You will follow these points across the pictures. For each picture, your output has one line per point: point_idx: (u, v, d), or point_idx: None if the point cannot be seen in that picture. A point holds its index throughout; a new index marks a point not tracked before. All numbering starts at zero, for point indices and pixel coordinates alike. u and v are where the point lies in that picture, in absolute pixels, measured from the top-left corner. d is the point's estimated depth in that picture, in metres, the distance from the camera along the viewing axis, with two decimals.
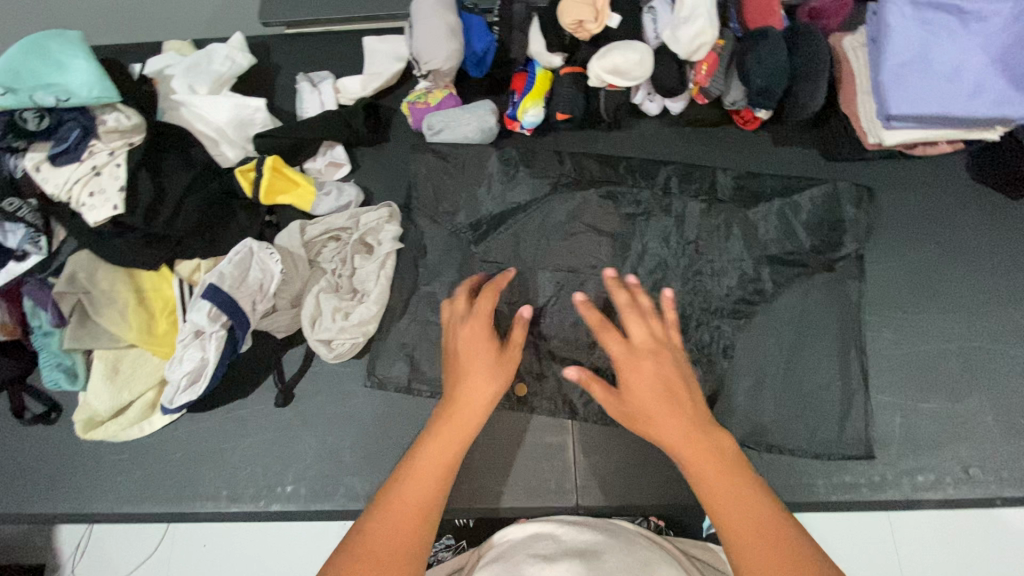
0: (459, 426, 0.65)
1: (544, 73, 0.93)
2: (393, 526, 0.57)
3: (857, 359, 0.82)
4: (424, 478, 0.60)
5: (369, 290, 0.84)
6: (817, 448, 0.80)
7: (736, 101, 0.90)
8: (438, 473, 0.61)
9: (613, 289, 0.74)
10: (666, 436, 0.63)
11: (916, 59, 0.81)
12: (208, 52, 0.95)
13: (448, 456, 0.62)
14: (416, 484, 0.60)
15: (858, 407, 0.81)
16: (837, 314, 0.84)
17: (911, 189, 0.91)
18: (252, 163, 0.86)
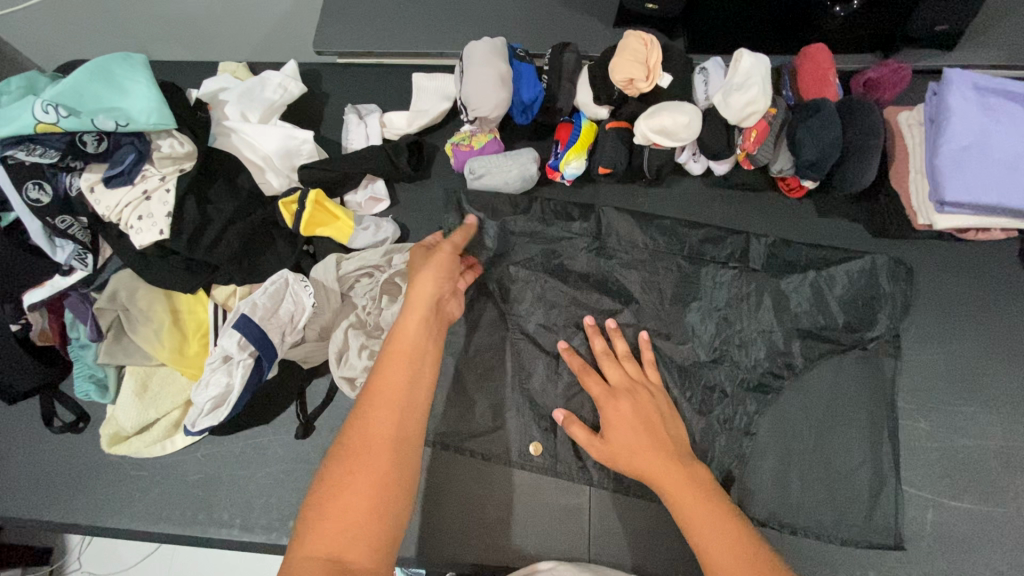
0: (414, 331, 0.70)
1: (589, 124, 0.93)
2: (372, 432, 0.61)
3: (890, 443, 0.80)
4: (394, 374, 0.66)
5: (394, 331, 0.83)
6: (843, 536, 0.78)
7: (783, 169, 0.88)
8: (405, 365, 0.66)
9: (590, 335, 0.83)
10: (649, 468, 0.69)
11: (975, 146, 0.80)
12: (263, 79, 0.97)
13: (408, 354, 0.68)
14: (386, 389, 0.64)
15: (889, 496, 0.78)
16: (870, 396, 0.82)
17: (959, 274, 0.88)
18: (295, 196, 0.87)
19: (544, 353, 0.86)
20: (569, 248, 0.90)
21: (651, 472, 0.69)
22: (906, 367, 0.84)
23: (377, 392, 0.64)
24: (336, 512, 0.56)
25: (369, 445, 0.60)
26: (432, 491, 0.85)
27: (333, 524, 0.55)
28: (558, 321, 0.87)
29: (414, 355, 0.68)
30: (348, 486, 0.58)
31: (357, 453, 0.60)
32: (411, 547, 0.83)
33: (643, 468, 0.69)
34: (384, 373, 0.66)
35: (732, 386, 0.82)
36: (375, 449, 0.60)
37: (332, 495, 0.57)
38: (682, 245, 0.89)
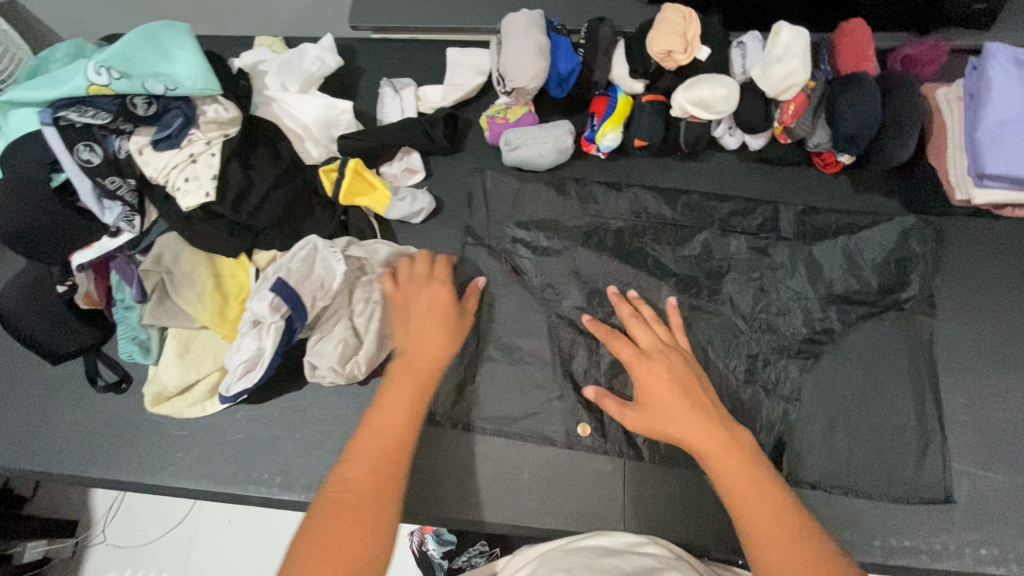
0: (412, 379, 0.75)
1: (624, 98, 0.93)
2: (374, 480, 0.67)
3: (932, 400, 0.80)
4: (393, 426, 0.71)
5: None
6: (896, 492, 0.78)
7: (820, 143, 0.88)
8: (408, 422, 0.72)
9: (617, 303, 0.83)
10: (683, 430, 0.70)
11: (1016, 119, 0.79)
12: (301, 52, 0.98)
13: (413, 406, 0.73)
14: (378, 436, 0.70)
15: (935, 450, 0.78)
16: (910, 356, 0.82)
17: (996, 250, 0.88)
18: (336, 163, 0.89)
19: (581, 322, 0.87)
20: (605, 220, 0.91)
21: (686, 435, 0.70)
22: (941, 332, 0.84)
23: (380, 438, 0.70)
24: (341, 554, 0.61)
25: (360, 493, 0.65)
26: (467, 455, 0.85)
27: (335, 560, 0.60)
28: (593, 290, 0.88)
29: (416, 404, 0.73)
30: (355, 521, 0.63)
31: (349, 497, 0.65)
32: (445, 512, 0.83)
33: (678, 430, 0.70)
34: (378, 425, 0.71)
35: (768, 354, 0.83)
36: (376, 494, 0.66)
37: (336, 538, 0.62)
38: (716, 218, 0.90)
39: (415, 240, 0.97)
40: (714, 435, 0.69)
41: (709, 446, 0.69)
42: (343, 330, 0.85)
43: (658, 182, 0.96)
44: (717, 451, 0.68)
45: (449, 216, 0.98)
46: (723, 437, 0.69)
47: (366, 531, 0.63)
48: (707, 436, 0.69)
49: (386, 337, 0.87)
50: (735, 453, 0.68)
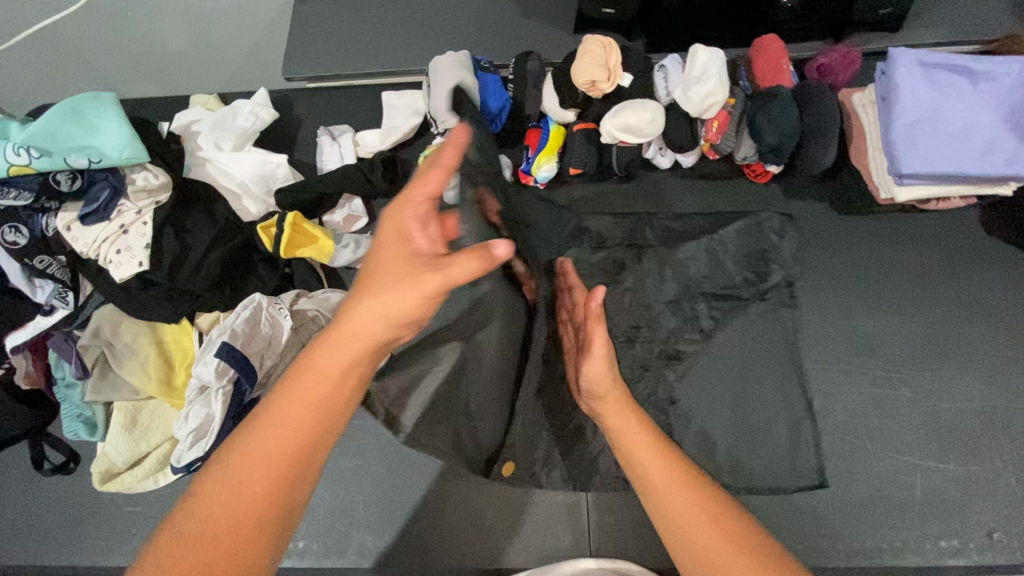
0: (332, 364, 0.52)
1: (557, 129, 0.96)
2: (242, 502, 0.48)
3: (801, 389, 0.82)
4: (284, 432, 0.50)
5: None
6: (775, 482, 0.79)
7: (747, 156, 0.90)
8: (308, 423, 0.51)
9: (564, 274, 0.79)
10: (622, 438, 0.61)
11: (927, 119, 0.83)
12: (234, 108, 0.98)
13: (313, 407, 0.51)
14: (265, 444, 0.49)
15: (807, 441, 0.80)
16: (781, 349, 0.84)
17: (925, 244, 0.91)
18: (274, 220, 0.89)
19: (474, 349, 0.73)
20: None
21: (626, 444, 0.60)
22: (803, 319, 0.87)
23: (258, 445, 0.49)
24: None
25: (228, 519, 0.47)
26: (429, 500, 0.85)
27: None
28: (454, 309, 0.75)
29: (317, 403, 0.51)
30: (196, 559, 0.46)
31: (208, 526, 0.47)
32: (410, 560, 0.82)
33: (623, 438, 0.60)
34: (267, 429, 0.50)
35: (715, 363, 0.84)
36: (244, 519, 0.48)
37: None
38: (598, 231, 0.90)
39: None
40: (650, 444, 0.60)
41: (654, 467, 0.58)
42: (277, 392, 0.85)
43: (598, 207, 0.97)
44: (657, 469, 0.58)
45: None
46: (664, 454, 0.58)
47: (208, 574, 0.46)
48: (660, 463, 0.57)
49: None
50: (686, 487, 0.56)
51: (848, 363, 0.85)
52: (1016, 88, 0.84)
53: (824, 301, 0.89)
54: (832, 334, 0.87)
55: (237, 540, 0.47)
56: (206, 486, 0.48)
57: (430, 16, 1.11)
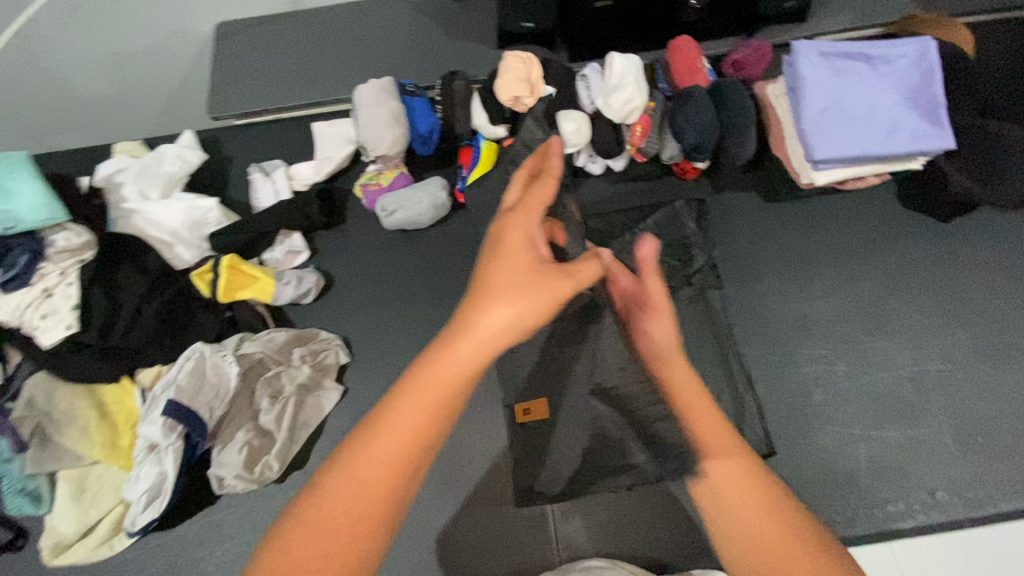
0: (476, 352, 0.49)
1: (488, 145, 0.98)
2: (382, 471, 0.45)
3: (735, 362, 0.88)
4: (427, 414, 0.47)
5: (305, 419, 0.86)
6: None
7: (673, 155, 0.93)
8: (443, 410, 0.48)
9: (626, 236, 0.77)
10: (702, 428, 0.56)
11: (834, 105, 0.87)
12: (158, 154, 0.96)
13: (447, 400, 0.48)
14: (409, 419, 0.47)
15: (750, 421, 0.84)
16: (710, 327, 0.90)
17: (847, 223, 0.95)
18: (208, 265, 0.88)
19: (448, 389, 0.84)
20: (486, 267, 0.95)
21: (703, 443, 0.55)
22: (739, 303, 0.92)
23: (406, 420, 0.47)
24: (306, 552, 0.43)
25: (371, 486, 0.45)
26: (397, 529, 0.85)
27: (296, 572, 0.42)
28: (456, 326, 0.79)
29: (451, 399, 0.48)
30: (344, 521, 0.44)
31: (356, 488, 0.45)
32: None
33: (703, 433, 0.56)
34: (410, 405, 0.47)
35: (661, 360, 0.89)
36: (384, 488, 0.45)
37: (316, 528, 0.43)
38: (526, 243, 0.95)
39: (310, 321, 0.95)
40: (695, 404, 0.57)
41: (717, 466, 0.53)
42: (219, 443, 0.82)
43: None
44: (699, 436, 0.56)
45: (340, 288, 0.97)
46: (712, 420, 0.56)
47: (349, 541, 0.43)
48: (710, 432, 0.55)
49: (297, 428, 0.85)
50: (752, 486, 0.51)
51: (788, 345, 0.89)
52: (914, 68, 0.88)
53: (760, 287, 0.92)
54: (771, 318, 0.90)
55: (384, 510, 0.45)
56: (347, 458, 0.46)
57: (355, 43, 1.11)
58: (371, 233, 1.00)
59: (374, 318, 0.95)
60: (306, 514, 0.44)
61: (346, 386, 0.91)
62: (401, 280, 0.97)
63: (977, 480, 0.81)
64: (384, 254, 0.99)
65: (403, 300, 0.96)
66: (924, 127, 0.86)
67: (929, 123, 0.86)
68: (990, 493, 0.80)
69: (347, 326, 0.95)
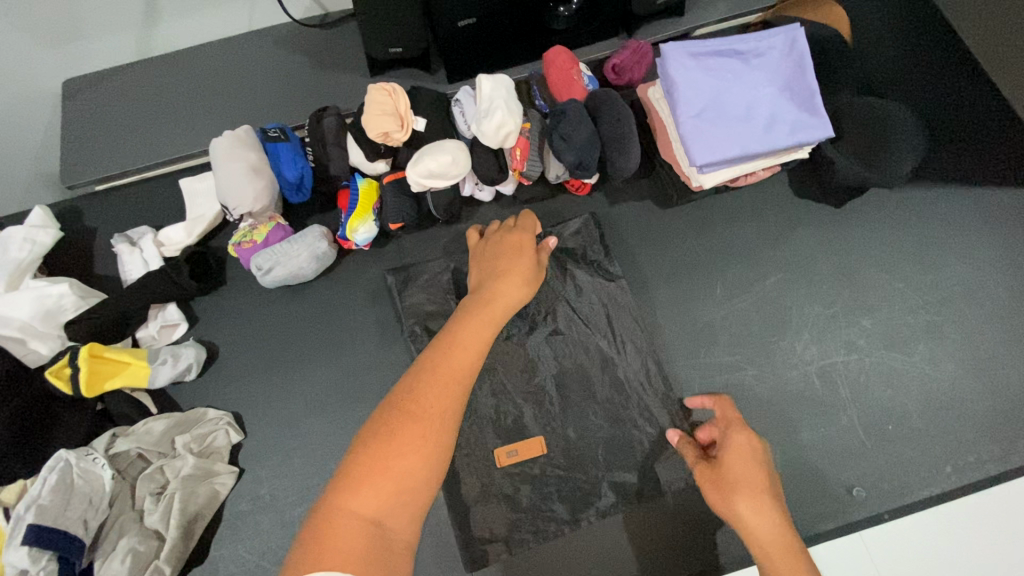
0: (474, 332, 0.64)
1: (368, 184, 0.90)
2: (411, 434, 0.55)
3: (649, 381, 0.85)
4: (442, 386, 0.58)
5: (197, 509, 0.78)
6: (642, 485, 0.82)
7: (560, 174, 0.89)
8: (455, 382, 0.59)
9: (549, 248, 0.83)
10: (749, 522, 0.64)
11: (709, 107, 0.84)
12: (4, 239, 0.88)
13: (454, 379, 0.59)
14: (422, 397, 0.57)
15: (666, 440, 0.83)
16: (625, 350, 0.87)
17: (745, 220, 0.93)
18: (64, 359, 0.80)
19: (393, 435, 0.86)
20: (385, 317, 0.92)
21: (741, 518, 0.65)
22: (645, 318, 0.89)
23: (421, 394, 0.57)
24: (346, 535, 0.50)
25: (401, 450, 0.54)
26: None
27: (337, 545, 0.49)
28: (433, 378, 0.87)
29: (464, 373, 0.60)
30: (380, 475, 0.53)
31: (386, 456, 0.54)
32: None
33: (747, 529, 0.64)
34: (421, 388, 0.58)
35: (574, 390, 0.85)
36: (413, 446, 0.54)
37: (356, 490, 0.52)
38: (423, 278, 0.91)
39: (196, 399, 0.88)
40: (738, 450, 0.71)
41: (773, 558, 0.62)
42: (99, 557, 0.74)
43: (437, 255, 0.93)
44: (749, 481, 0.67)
45: (227, 359, 0.90)
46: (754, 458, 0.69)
47: (384, 497, 0.52)
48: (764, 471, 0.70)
49: (190, 523, 0.78)
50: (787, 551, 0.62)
51: (695, 357, 0.87)
52: (784, 59, 0.87)
53: (665, 300, 0.90)
54: (676, 331, 0.88)
55: (432, 442, 0.55)
56: (382, 428, 0.55)
57: (217, 89, 1.03)
58: (254, 293, 0.93)
59: (266, 386, 0.89)
60: (351, 484, 0.52)
61: (241, 466, 0.84)
62: (292, 340, 0.91)
63: (891, 469, 0.80)
64: (272, 314, 0.92)
65: (296, 362, 0.90)
66: (802, 118, 0.84)
67: (806, 113, 0.85)
68: (904, 481, 0.80)
69: (236, 398, 0.88)
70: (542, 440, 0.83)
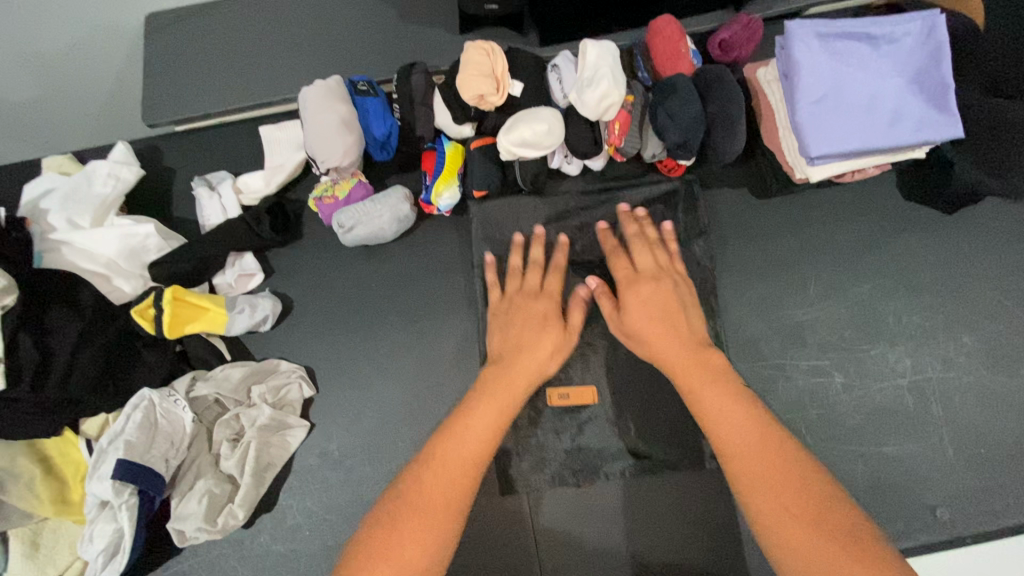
0: (506, 390, 0.68)
1: (454, 148, 0.88)
2: (436, 495, 0.59)
3: None
4: (461, 445, 0.63)
5: (271, 458, 0.80)
6: None
7: (655, 154, 0.85)
8: (484, 441, 0.64)
9: (626, 221, 0.85)
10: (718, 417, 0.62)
11: (830, 94, 0.78)
12: (88, 172, 0.87)
13: (482, 443, 0.63)
14: (447, 461, 0.61)
15: None
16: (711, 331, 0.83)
17: (845, 219, 0.89)
18: (149, 299, 0.80)
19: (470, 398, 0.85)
20: (460, 285, 0.90)
21: (712, 410, 0.62)
22: (728, 313, 0.85)
23: (447, 456, 0.62)
24: None
25: (425, 507, 0.58)
26: None
27: None
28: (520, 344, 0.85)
29: (495, 427, 0.65)
30: (406, 531, 0.57)
31: (411, 512, 0.58)
32: None
33: (718, 418, 0.62)
34: (447, 447, 0.62)
35: (650, 379, 0.83)
36: (438, 504, 0.59)
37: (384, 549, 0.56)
38: (488, 215, 0.89)
39: (270, 350, 0.88)
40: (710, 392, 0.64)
41: (743, 459, 0.58)
42: (178, 495, 0.76)
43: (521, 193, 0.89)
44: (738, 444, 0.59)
45: (300, 312, 0.90)
46: (744, 412, 0.61)
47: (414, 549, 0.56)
48: (662, 343, 0.69)
49: (263, 472, 0.79)
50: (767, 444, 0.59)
51: (781, 357, 0.83)
52: (918, 49, 0.80)
53: (752, 295, 0.86)
54: (763, 328, 0.85)
55: (451, 504, 0.59)
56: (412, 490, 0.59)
57: (301, 35, 0.99)
58: (331, 249, 0.92)
59: (339, 344, 0.88)
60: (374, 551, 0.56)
61: (312, 421, 0.85)
62: (366, 300, 0.90)
63: (979, 494, 0.77)
64: (347, 272, 0.91)
65: (369, 323, 0.89)
66: (930, 115, 0.78)
67: (935, 110, 0.78)
68: (993, 508, 0.76)
69: (310, 353, 0.88)
70: (594, 391, 0.83)
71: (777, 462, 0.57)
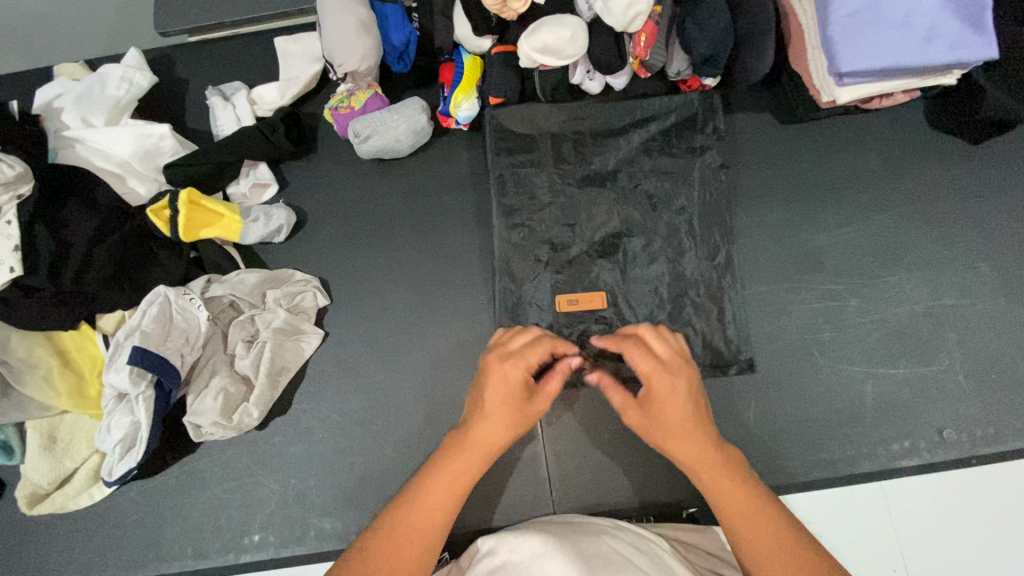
0: (480, 434, 0.59)
1: (472, 60, 0.86)
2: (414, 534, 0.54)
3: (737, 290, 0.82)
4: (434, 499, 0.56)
5: (285, 362, 0.80)
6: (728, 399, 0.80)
7: (680, 71, 0.85)
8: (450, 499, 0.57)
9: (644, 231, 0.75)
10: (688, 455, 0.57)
11: (866, 8, 0.74)
12: (101, 75, 0.85)
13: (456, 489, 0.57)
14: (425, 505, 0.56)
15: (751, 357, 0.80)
16: (727, 241, 0.83)
17: (868, 146, 0.87)
18: (165, 200, 0.79)
19: (483, 313, 0.85)
20: (476, 203, 0.89)
21: (687, 452, 0.57)
22: (742, 236, 0.85)
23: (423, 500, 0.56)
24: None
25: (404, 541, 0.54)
26: (386, 475, 0.80)
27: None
28: (535, 261, 0.84)
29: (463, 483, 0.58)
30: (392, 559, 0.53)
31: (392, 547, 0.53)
32: None
33: (684, 452, 0.57)
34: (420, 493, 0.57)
35: (666, 298, 0.82)
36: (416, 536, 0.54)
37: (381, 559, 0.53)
38: (504, 120, 0.88)
39: (284, 260, 0.88)
40: (705, 456, 0.57)
41: (732, 515, 0.55)
42: (193, 392, 0.77)
43: (536, 104, 0.88)
44: (735, 508, 0.55)
45: (315, 225, 0.89)
46: (750, 491, 0.56)
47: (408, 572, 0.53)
48: (686, 446, 0.57)
49: (277, 375, 0.79)
50: (756, 509, 0.55)
51: (797, 281, 0.83)
52: None
53: (769, 219, 0.85)
54: (779, 252, 0.84)
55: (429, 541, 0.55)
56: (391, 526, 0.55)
57: None
58: (346, 163, 0.91)
59: (353, 257, 0.88)
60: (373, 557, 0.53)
61: (326, 330, 0.85)
62: (381, 215, 0.89)
63: (986, 416, 0.78)
64: (363, 187, 0.90)
65: (384, 236, 0.89)
66: (971, 34, 0.73)
67: (977, 30, 0.73)
68: (1000, 430, 0.77)
69: (324, 265, 0.88)
70: (604, 295, 0.83)
71: (765, 518, 0.54)
